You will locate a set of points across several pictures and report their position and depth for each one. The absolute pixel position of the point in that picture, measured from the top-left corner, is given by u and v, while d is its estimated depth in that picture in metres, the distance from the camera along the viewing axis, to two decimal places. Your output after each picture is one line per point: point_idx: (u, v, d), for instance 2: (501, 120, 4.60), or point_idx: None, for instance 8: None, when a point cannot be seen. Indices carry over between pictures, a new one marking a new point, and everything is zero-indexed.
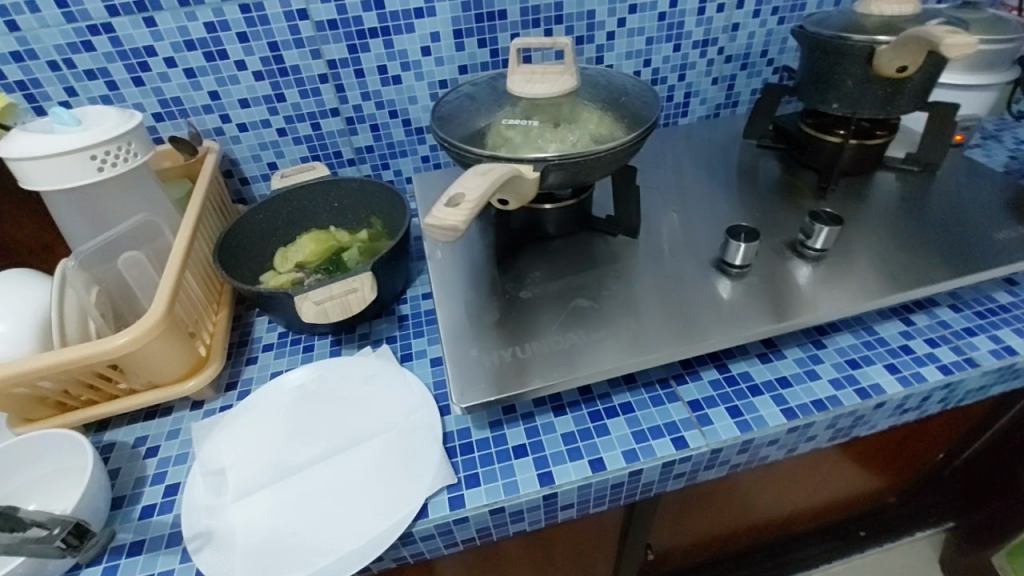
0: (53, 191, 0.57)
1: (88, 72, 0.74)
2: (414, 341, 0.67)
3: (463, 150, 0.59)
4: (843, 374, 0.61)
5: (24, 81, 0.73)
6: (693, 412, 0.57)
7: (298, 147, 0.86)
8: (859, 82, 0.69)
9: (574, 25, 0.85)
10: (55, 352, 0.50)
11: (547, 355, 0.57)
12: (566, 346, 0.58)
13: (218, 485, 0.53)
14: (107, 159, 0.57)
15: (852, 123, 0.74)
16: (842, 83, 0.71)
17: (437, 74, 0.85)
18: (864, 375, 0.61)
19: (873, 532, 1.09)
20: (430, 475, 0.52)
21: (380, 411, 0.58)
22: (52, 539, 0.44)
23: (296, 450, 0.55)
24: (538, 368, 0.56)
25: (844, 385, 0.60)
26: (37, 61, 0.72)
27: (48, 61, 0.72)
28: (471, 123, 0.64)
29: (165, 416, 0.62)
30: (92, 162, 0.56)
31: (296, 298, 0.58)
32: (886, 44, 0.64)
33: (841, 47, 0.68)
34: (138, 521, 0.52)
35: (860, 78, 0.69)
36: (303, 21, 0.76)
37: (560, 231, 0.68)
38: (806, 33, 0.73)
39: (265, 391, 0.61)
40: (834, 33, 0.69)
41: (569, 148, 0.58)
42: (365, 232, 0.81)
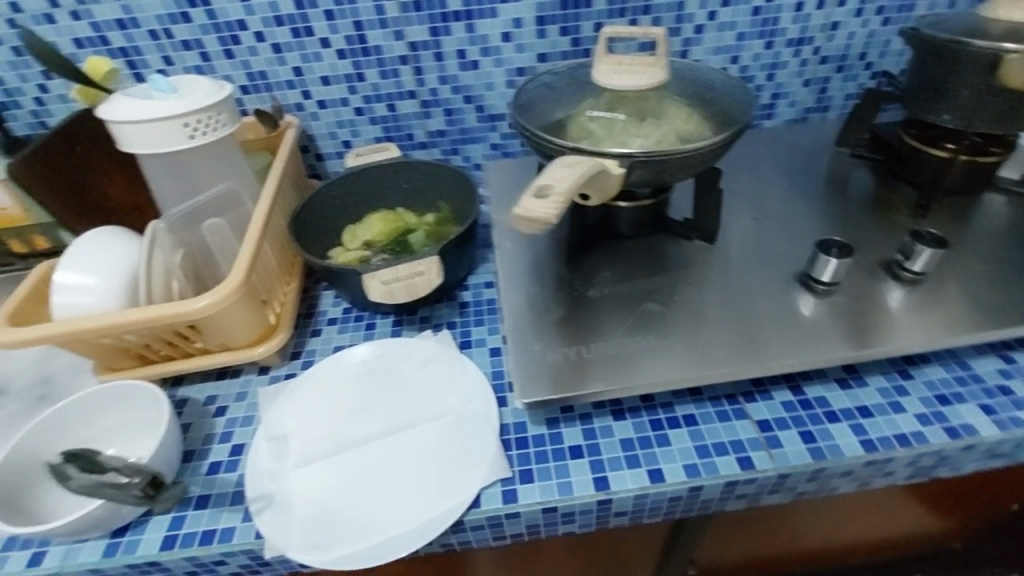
0: (148, 154, 0.59)
1: (184, 43, 0.76)
2: (474, 329, 0.67)
3: (543, 140, 0.58)
4: (931, 410, 0.56)
5: (126, 48, 0.76)
6: (762, 432, 0.55)
7: (372, 127, 0.87)
8: (978, 93, 0.63)
9: (662, 16, 0.81)
10: (141, 311, 0.52)
11: (612, 358, 0.55)
12: (633, 351, 0.56)
13: (280, 451, 0.54)
14: (198, 127, 0.59)
15: (965, 138, 0.67)
16: (957, 93, 0.64)
17: (515, 61, 0.83)
18: (955, 413, 0.56)
19: None
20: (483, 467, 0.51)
21: (438, 397, 0.58)
22: (130, 487, 0.48)
23: (355, 426, 0.56)
24: (602, 371, 0.54)
25: (932, 421, 0.55)
26: (139, 29, 0.75)
27: (149, 30, 0.75)
28: (554, 114, 0.62)
29: (234, 377, 0.64)
30: (184, 129, 0.58)
31: (363, 276, 0.59)
32: (1017, 52, 0.58)
33: (957, 53, 0.62)
34: (205, 477, 0.54)
35: (980, 89, 0.62)
36: (390, 2, 0.76)
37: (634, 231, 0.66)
38: (919, 35, 0.67)
39: (328, 364, 0.62)
40: (951, 37, 0.63)
41: (654, 145, 0.56)
42: (433, 216, 0.82)
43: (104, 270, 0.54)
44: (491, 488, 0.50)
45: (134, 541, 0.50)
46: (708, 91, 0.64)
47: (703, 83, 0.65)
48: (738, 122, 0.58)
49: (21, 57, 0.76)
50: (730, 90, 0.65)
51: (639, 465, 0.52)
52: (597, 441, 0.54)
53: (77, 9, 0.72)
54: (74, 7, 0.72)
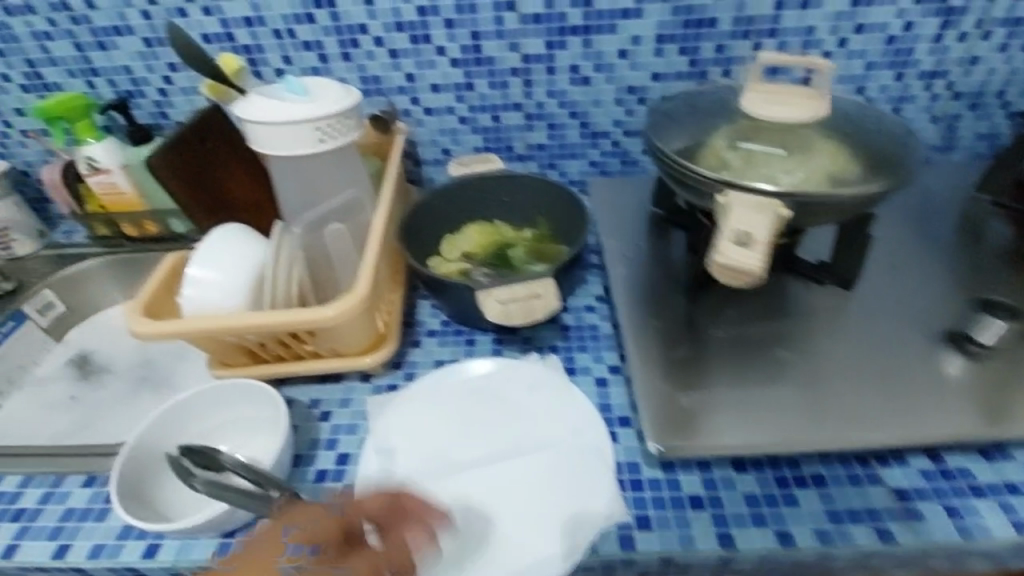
0: (277, 157, 0.59)
1: (305, 44, 0.77)
2: (578, 356, 0.65)
3: (685, 169, 0.54)
4: None
5: (249, 46, 0.77)
6: (900, 502, 0.50)
7: (474, 136, 0.87)
8: None
9: (789, 41, 0.77)
10: (266, 315, 0.53)
11: (737, 409, 0.54)
12: (760, 404, 0.54)
13: (390, 466, 0.54)
14: (328, 132, 0.58)
15: None
16: None
17: (628, 79, 0.81)
18: None
19: None
20: (602, 508, 0.49)
21: (547, 426, 0.56)
22: (268, 499, 0.48)
23: (463, 449, 0.55)
24: (723, 422, 0.53)
25: None
26: (264, 28, 0.76)
27: (274, 29, 0.76)
28: (692, 139, 0.59)
29: (335, 383, 0.64)
30: (315, 134, 0.57)
31: (478, 293, 0.57)
32: None
33: None
34: (312, 484, 0.54)
35: None
36: (511, 13, 0.75)
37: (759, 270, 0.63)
38: None
39: (434, 380, 0.61)
40: None
41: (808, 183, 0.51)
42: (530, 231, 0.80)
43: (235, 270, 0.55)
44: (608, 529, 0.48)
45: (243, 545, 0.50)
46: (859, 131, 0.59)
47: (856, 119, 0.60)
48: (898, 167, 0.54)
49: (150, 49, 0.78)
50: (882, 128, 0.61)
51: (766, 526, 0.49)
52: (720, 493, 0.51)
53: (209, 5, 0.74)
54: (207, 4, 0.74)
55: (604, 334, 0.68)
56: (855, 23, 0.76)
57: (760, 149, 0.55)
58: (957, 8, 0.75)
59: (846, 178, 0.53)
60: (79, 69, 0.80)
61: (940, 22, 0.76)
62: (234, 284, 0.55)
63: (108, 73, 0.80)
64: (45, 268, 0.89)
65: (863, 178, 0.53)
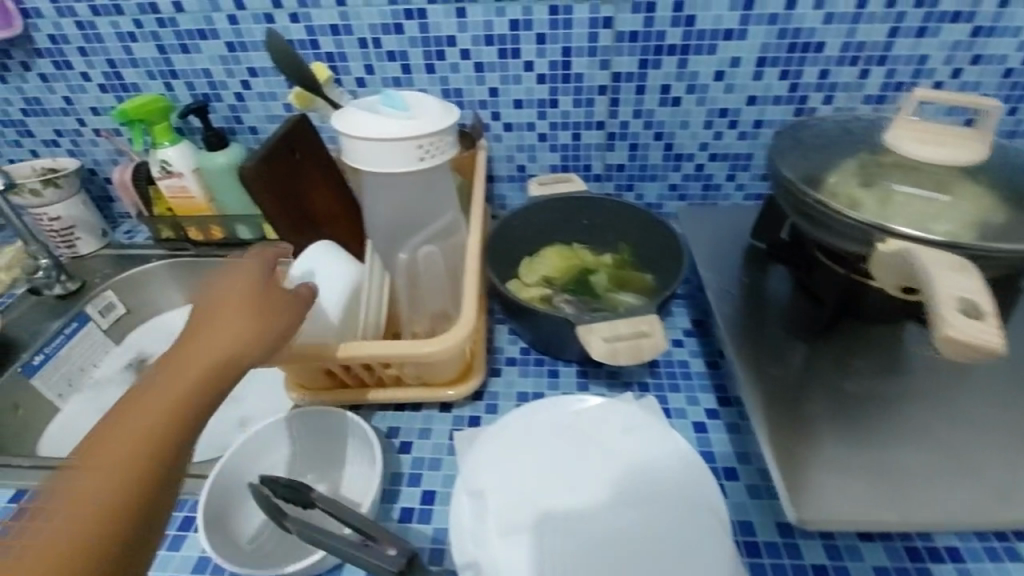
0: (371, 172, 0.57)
1: (390, 54, 0.75)
2: (671, 396, 0.61)
3: (822, 206, 0.48)
4: None
5: (333, 53, 0.76)
6: None
7: (551, 154, 0.83)
8: None
9: (898, 69, 0.73)
10: (367, 344, 0.51)
11: (897, 477, 0.46)
12: (921, 473, 0.46)
13: (483, 513, 0.50)
14: (429, 150, 0.55)
15: None
16: None
17: (721, 101, 0.77)
18: None
19: None
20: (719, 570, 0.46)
21: (647, 474, 0.52)
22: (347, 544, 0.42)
23: (558, 495, 0.51)
24: (872, 493, 0.45)
25: None
26: (350, 37, 0.74)
27: (360, 38, 0.74)
28: (820, 170, 0.53)
29: (414, 411, 0.61)
30: (416, 151, 0.54)
31: (578, 329, 0.55)
32: None
33: None
34: (399, 523, 0.51)
35: None
36: (606, 30, 0.72)
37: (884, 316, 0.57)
38: None
39: (523, 416, 0.57)
40: None
41: (972, 232, 0.45)
42: (611, 257, 0.76)
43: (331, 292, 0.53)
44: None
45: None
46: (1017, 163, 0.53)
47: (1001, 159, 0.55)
48: None
49: (232, 53, 0.76)
50: None
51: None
52: (847, 564, 0.47)
53: (296, 11, 0.72)
54: (294, 10, 0.72)
55: (696, 372, 0.64)
56: (973, 52, 0.71)
57: (916, 189, 0.49)
58: None
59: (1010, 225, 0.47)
60: (159, 70, 0.79)
61: None
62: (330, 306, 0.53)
63: (187, 75, 0.79)
64: (108, 268, 0.88)
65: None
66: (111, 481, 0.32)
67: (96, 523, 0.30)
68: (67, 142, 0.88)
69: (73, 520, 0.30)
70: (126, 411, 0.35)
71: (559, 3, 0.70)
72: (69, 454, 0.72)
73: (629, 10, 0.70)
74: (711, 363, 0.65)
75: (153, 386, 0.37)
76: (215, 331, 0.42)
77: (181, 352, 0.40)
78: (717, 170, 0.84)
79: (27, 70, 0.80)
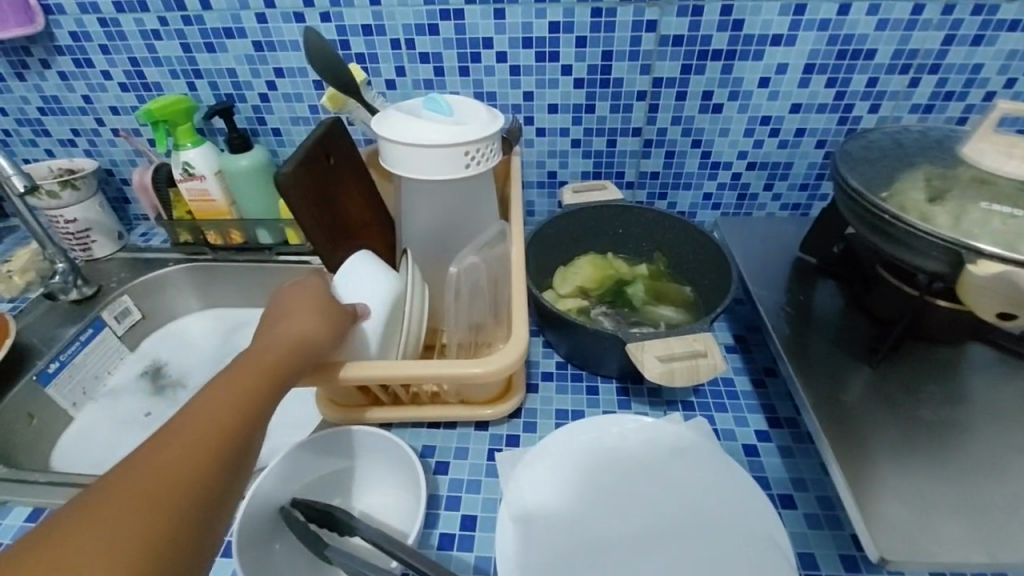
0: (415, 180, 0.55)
1: (423, 55, 0.73)
2: (718, 416, 0.58)
3: (897, 221, 0.47)
4: None
5: (364, 54, 0.73)
6: None
7: (584, 160, 0.81)
8: None
9: (950, 78, 0.71)
10: (415, 364, 0.49)
11: (976, 512, 0.43)
12: (1002, 508, 0.43)
13: (530, 541, 0.47)
14: (476, 157, 0.53)
15: None
16: None
17: (764, 109, 0.74)
18: None
19: None
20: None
21: (701, 504, 0.49)
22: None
23: (605, 524, 0.48)
24: (952, 528, 0.42)
25: None
26: (382, 37, 0.72)
27: (392, 39, 0.72)
28: (889, 188, 0.52)
29: (449, 429, 0.58)
30: (463, 158, 0.52)
31: (632, 347, 0.52)
32: None
33: None
34: (438, 551, 0.48)
35: None
36: (649, 33, 0.69)
37: (951, 337, 0.54)
38: None
39: (567, 436, 0.54)
40: None
41: None
42: (646, 267, 0.74)
43: (371, 307, 0.51)
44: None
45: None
46: None
47: None
48: None
49: (259, 52, 0.74)
50: None
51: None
52: None
53: (328, 10, 0.70)
54: (327, 9, 0.70)
55: (743, 391, 0.61)
56: None
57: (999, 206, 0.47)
58: None
59: None
60: (183, 69, 0.76)
61: None
62: (371, 321, 0.50)
63: (212, 75, 0.77)
64: (123, 272, 0.85)
65: None
66: (194, 456, 0.33)
67: (178, 488, 0.31)
68: (84, 142, 0.85)
69: (160, 481, 0.31)
70: (207, 401, 0.37)
71: (602, 5, 0.68)
72: (80, 466, 0.69)
73: (674, 14, 0.68)
74: (757, 381, 0.62)
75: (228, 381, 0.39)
76: (276, 337, 0.44)
77: (252, 353, 0.43)
78: (754, 179, 0.81)
79: (47, 68, 0.77)
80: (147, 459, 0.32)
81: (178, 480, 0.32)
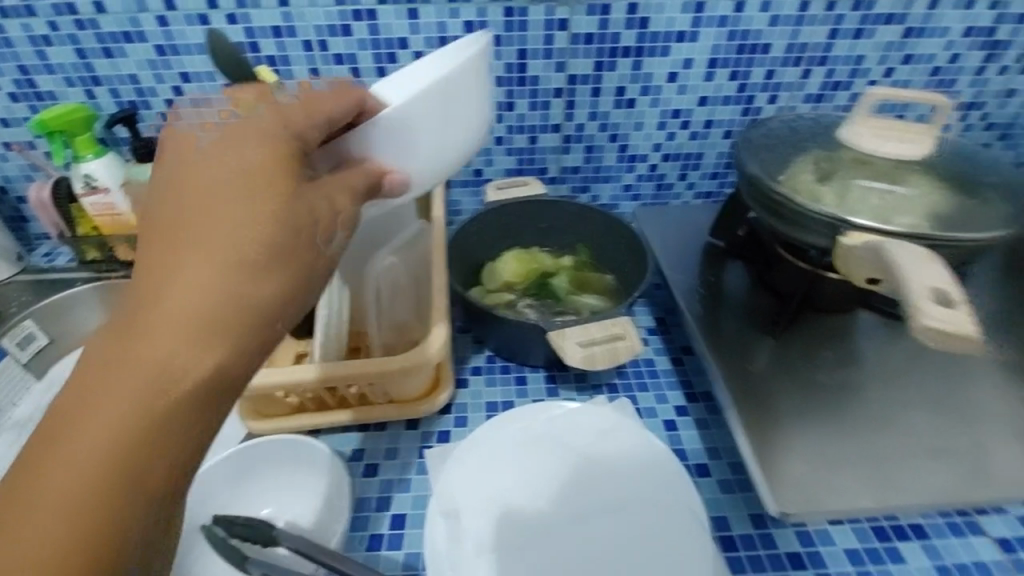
0: None
1: (337, 57, 0.72)
2: (640, 395, 0.61)
3: (784, 201, 0.51)
4: None
5: (275, 56, 0.72)
6: (1006, 553, 0.48)
7: (507, 158, 0.82)
8: None
9: (837, 69, 0.77)
10: None
11: (860, 463, 0.48)
12: (883, 456, 0.48)
13: (457, 532, 0.48)
14: None
15: None
16: None
17: (674, 103, 0.78)
18: None
19: None
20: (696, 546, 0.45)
21: (624, 478, 0.51)
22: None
23: (532, 506, 0.49)
24: (840, 480, 0.47)
25: None
26: (293, 39, 0.70)
27: (304, 40, 0.71)
28: (782, 169, 0.55)
29: (379, 431, 0.57)
30: None
31: (553, 336, 0.53)
32: None
33: None
34: (366, 552, 0.48)
35: None
36: (561, 32, 0.71)
37: (841, 306, 0.59)
38: None
39: (495, 425, 0.55)
40: None
41: (919, 224, 0.47)
42: (570, 259, 0.76)
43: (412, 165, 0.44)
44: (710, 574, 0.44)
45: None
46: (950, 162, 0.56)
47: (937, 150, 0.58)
48: (996, 199, 0.52)
49: (162, 57, 0.71)
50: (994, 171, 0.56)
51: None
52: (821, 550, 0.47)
53: (234, 12, 0.68)
54: (232, 10, 0.68)
55: (663, 371, 0.64)
56: (903, 53, 0.75)
57: (872, 185, 0.51)
58: (1004, 41, 0.75)
59: (952, 215, 0.49)
60: (79, 76, 0.72)
61: (985, 54, 0.76)
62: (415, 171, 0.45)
63: (112, 82, 0.73)
64: (25, 296, 0.80)
65: (965, 213, 0.49)
66: (109, 482, 0.27)
67: (95, 531, 0.26)
68: None
69: (73, 508, 0.26)
70: (125, 378, 0.28)
71: (514, 5, 0.69)
72: None
73: (584, 12, 0.70)
74: (675, 360, 0.65)
75: (117, 356, 0.28)
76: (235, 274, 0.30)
77: (187, 288, 0.29)
78: (671, 170, 0.85)
79: None
80: (59, 470, 0.26)
81: (89, 506, 0.26)
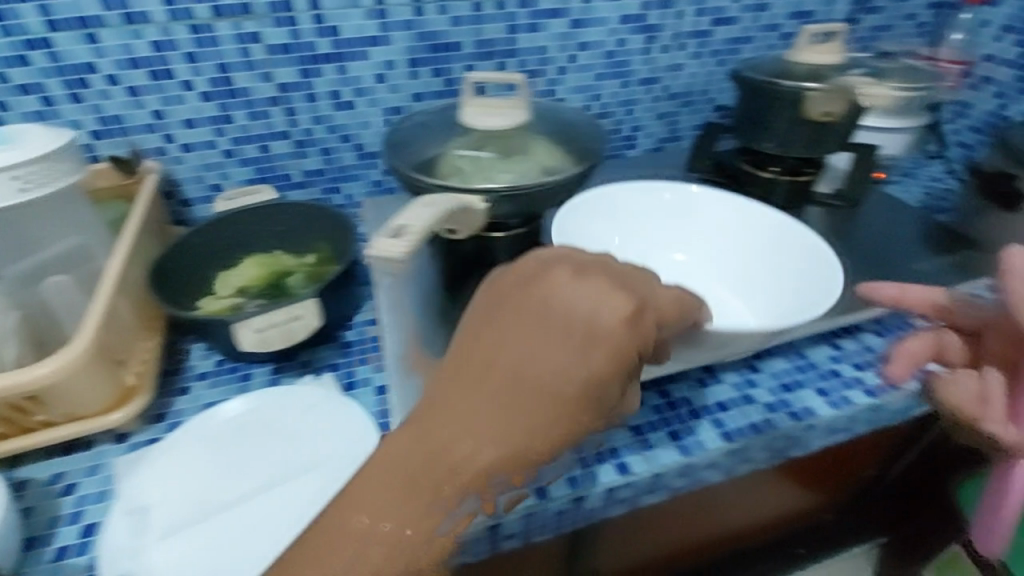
0: None
1: (22, 88, 0.71)
2: (358, 368, 0.66)
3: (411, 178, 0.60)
4: (778, 397, 0.63)
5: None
6: (636, 437, 0.59)
7: (243, 169, 0.84)
8: (789, 123, 0.73)
9: (528, 60, 0.88)
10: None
11: None
12: None
13: (140, 525, 0.52)
14: (29, 179, 0.53)
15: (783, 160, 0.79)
16: (774, 124, 0.74)
17: (391, 101, 0.85)
18: (797, 398, 0.63)
19: (816, 552, 1.03)
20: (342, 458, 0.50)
21: (312, 445, 0.58)
22: None
23: (223, 487, 0.55)
24: None
25: (779, 407, 0.62)
26: None
27: None
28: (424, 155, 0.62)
29: (84, 450, 0.58)
30: (12, 182, 0.53)
31: (235, 325, 0.59)
32: (815, 92, 0.70)
33: (773, 91, 0.72)
34: (51, 563, 0.49)
35: (790, 120, 0.72)
36: (255, 44, 0.75)
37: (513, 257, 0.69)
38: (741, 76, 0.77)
39: (196, 423, 0.60)
40: (765, 77, 0.73)
41: (518, 178, 0.60)
42: (313, 256, 0.78)
43: None
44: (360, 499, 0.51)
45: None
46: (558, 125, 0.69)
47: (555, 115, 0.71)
48: (587, 144, 0.65)
49: None
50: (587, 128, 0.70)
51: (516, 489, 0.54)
52: None
53: None
54: None
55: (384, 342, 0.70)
56: (577, 42, 0.88)
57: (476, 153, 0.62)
58: (656, 25, 0.91)
59: (555, 167, 0.62)
60: None
61: (644, 37, 0.91)
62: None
63: None
64: None
65: (567, 164, 0.61)
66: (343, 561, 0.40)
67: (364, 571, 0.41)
68: None
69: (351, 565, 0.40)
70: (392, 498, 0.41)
71: (200, 23, 0.72)
72: None
73: (271, 24, 0.74)
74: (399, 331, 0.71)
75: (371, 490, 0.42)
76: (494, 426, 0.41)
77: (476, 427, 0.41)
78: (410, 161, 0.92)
79: None
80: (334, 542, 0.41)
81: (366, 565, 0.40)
